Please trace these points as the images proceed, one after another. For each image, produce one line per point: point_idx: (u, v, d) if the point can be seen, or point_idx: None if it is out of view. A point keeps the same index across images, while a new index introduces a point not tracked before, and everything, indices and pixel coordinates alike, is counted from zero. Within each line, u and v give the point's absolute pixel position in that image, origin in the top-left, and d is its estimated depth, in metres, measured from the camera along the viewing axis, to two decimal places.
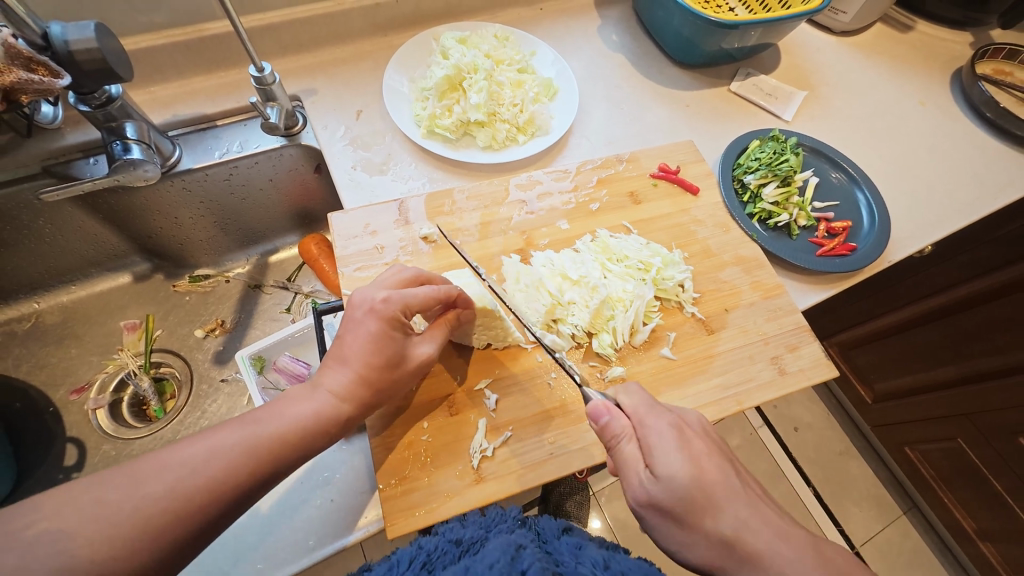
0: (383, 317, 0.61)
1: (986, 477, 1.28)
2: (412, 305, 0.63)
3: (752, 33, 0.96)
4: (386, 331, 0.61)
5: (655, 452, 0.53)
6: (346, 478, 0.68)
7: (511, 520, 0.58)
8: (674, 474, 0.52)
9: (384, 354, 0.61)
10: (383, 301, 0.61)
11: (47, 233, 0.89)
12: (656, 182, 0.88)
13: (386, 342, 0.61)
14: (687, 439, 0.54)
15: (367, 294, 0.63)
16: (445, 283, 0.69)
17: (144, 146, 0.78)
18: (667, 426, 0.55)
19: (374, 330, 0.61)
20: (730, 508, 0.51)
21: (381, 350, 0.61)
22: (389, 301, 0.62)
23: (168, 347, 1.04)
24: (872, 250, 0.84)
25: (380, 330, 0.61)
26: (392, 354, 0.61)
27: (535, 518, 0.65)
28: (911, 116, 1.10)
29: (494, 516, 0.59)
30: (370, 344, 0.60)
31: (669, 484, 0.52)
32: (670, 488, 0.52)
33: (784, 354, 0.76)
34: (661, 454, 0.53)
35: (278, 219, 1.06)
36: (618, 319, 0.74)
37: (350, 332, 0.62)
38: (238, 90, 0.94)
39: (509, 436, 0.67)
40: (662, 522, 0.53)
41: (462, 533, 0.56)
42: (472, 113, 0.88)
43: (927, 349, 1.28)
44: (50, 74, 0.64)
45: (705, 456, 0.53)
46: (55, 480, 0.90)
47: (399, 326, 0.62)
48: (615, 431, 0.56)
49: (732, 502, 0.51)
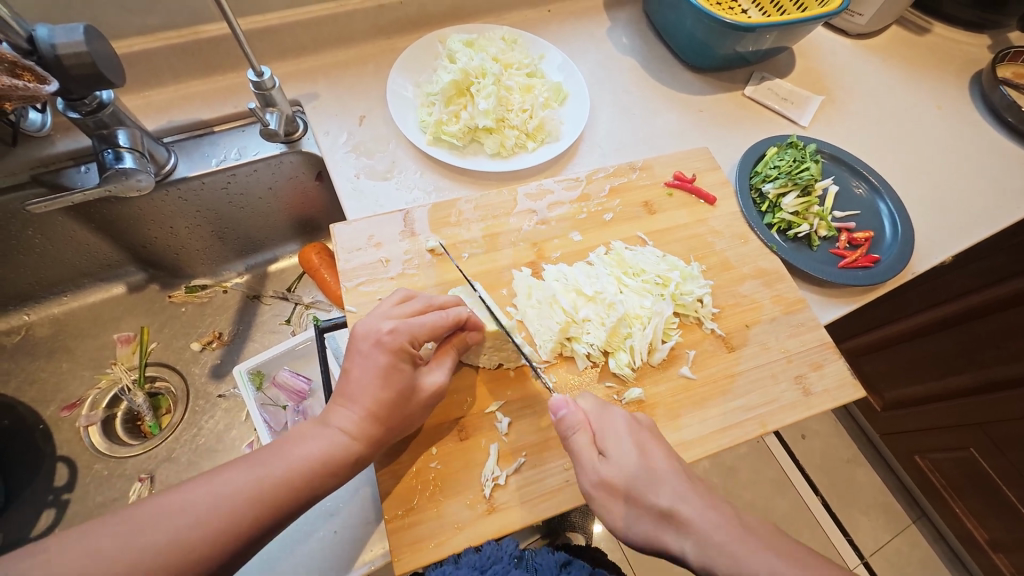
0: (389, 349, 0.58)
1: (999, 487, 1.25)
2: (419, 335, 0.60)
3: (768, 36, 0.93)
4: (394, 364, 0.58)
5: (608, 440, 0.57)
6: (351, 511, 0.65)
7: (506, 558, 0.63)
8: (625, 457, 0.55)
9: (393, 389, 0.58)
10: (390, 334, 0.59)
11: (37, 244, 0.86)
12: (671, 191, 0.85)
13: (395, 375, 0.58)
14: (636, 431, 0.57)
15: (372, 325, 0.60)
16: (455, 305, 0.66)
17: (137, 154, 0.75)
18: (619, 421, 0.58)
19: (382, 363, 0.58)
20: (677, 491, 0.53)
21: (390, 385, 0.58)
22: (396, 332, 0.59)
23: (164, 360, 1.00)
24: (895, 262, 0.81)
25: (388, 363, 0.58)
26: (402, 387, 0.58)
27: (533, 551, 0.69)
28: (931, 121, 1.06)
29: (491, 555, 0.62)
30: (378, 378, 0.57)
31: (620, 464, 0.55)
32: (620, 469, 0.55)
33: (807, 372, 0.72)
34: (613, 440, 0.57)
35: (278, 228, 1.03)
36: (635, 337, 0.71)
37: (356, 365, 0.59)
38: (236, 94, 0.91)
39: (523, 462, 0.63)
40: (614, 506, 0.54)
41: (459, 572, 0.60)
42: (480, 119, 0.85)
43: (940, 359, 1.24)
44: (36, 80, 0.60)
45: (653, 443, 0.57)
46: (45, 501, 0.87)
47: (408, 358, 0.59)
48: (572, 424, 0.58)
49: (674, 484, 0.53)
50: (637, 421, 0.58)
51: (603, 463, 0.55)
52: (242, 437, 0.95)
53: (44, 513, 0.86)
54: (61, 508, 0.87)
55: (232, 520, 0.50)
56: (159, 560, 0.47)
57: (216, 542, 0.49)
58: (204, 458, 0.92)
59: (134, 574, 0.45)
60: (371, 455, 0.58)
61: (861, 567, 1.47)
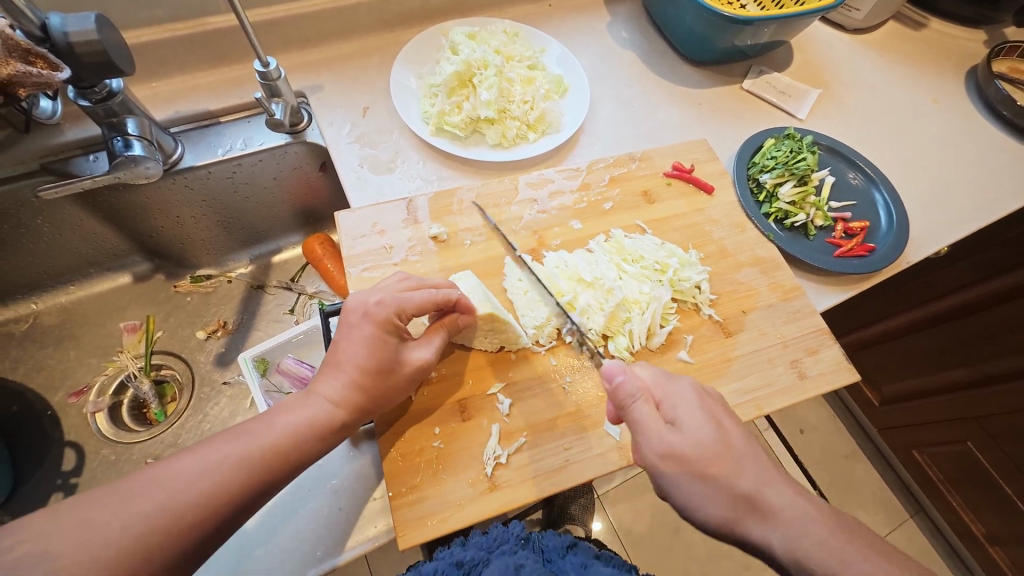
0: (376, 321, 0.60)
1: (995, 481, 1.26)
2: (406, 309, 0.61)
3: (766, 30, 0.94)
4: (381, 336, 0.60)
5: (676, 411, 0.55)
6: (354, 487, 0.66)
7: (513, 540, 0.64)
8: (698, 430, 0.54)
9: (376, 359, 0.59)
10: (377, 305, 0.61)
11: (46, 232, 0.87)
12: (669, 181, 0.86)
13: (381, 347, 0.59)
14: (706, 401, 0.56)
15: (361, 298, 0.62)
16: (446, 286, 0.67)
17: (145, 142, 0.76)
18: (688, 398, 0.56)
19: (369, 335, 0.59)
20: (749, 467, 0.53)
21: (375, 356, 0.59)
22: (383, 304, 0.61)
23: (169, 349, 1.02)
24: (891, 252, 0.83)
25: (374, 334, 0.59)
26: (386, 359, 0.60)
27: (540, 534, 0.69)
28: (926, 114, 1.08)
29: (496, 537, 0.63)
30: (364, 349, 0.59)
31: (694, 437, 0.53)
32: (694, 442, 0.53)
33: (803, 357, 0.74)
34: (684, 411, 0.55)
35: (282, 218, 1.04)
36: (634, 321, 0.72)
37: (344, 336, 0.60)
38: (242, 85, 0.92)
39: (524, 442, 0.65)
40: (683, 477, 0.52)
41: (465, 554, 0.61)
42: (482, 110, 0.86)
43: (937, 351, 1.26)
44: (48, 67, 0.62)
45: (723, 416, 0.56)
46: (53, 486, 0.88)
47: (395, 331, 0.61)
48: (630, 391, 0.56)
49: (751, 462, 0.53)
50: (702, 390, 0.58)
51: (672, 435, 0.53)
52: (247, 424, 0.96)
53: (53, 497, 0.87)
54: (69, 492, 0.88)
55: (240, 493, 0.51)
56: (171, 530, 0.48)
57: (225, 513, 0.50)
58: None
59: (145, 542, 0.47)
60: (361, 429, 0.60)
61: None
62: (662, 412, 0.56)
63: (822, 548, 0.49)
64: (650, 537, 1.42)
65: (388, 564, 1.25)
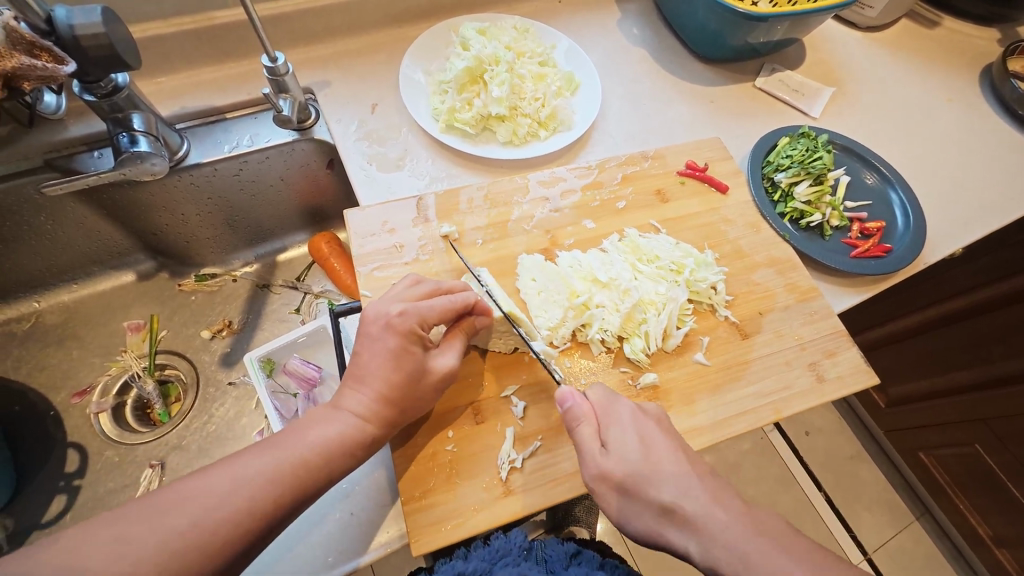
0: (399, 332, 0.58)
1: (1003, 483, 1.25)
2: (428, 317, 0.60)
3: (779, 27, 0.92)
4: (404, 347, 0.58)
5: (613, 433, 0.56)
6: (367, 491, 0.65)
7: (516, 552, 0.63)
8: (627, 451, 0.55)
9: (403, 370, 0.58)
10: (400, 316, 0.59)
11: (49, 229, 0.86)
12: (683, 180, 0.85)
13: (406, 358, 0.58)
14: (640, 425, 0.57)
15: (381, 308, 0.61)
16: (461, 290, 0.66)
17: (151, 138, 0.75)
18: (625, 416, 0.57)
19: (393, 346, 0.58)
20: (677, 486, 0.53)
21: (401, 367, 0.58)
22: (405, 315, 0.59)
23: (174, 349, 1.00)
24: (908, 252, 0.81)
25: (399, 346, 0.58)
26: (412, 370, 0.58)
27: (544, 542, 0.66)
28: (941, 113, 1.06)
29: (498, 549, 0.62)
30: (389, 361, 0.58)
31: (623, 458, 0.54)
32: (621, 463, 0.54)
33: (821, 360, 0.72)
34: (617, 433, 0.56)
35: (287, 217, 1.03)
36: (650, 323, 0.71)
37: (366, 347, 0.59)
38: (249, 81, 0.91)
39: (539, 446, 0.63)
40: (615, 497, 0.54)
41: (468, 565, 0.61)
42: (493, 107, 0.85)
43: (946, 354, 1.24)
44: (54, 60, 0.61)
45: (655, 435, 0.56)
46: (56, 487, 0.87)
47: (418, 341, 0.59)
48: (577, 414, 0.57)
49: (676, 480, 0.53)
50: (641, 411, 0.58)
51: (606, 456, 0.55)
52: (252, 425, 0.95)
53: (55, 499, 0.86)
54: (72, 494, 0.87)
55: (251, 498, 0.50)
56: (181, 536, 0.47)
57: (238, 518, 0.49)
58: (214, 446, 0.92)
59: (154, 550, 0.45)
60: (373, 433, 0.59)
61: (864, 562, 1.48)
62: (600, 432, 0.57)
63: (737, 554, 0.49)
64: None
65: (393, 567, 1.24)
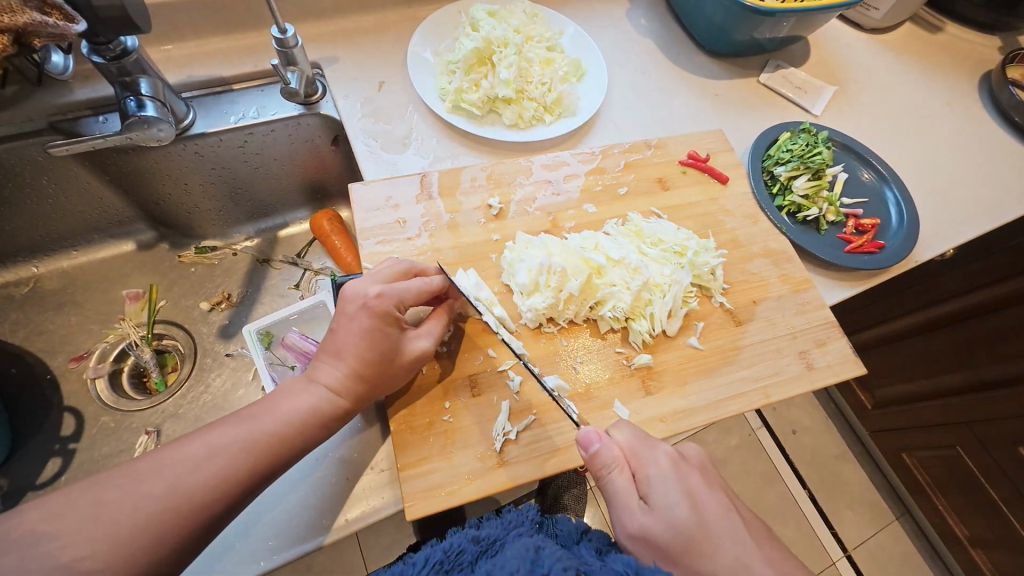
0: (376, 313, 0.59)
1: (982, 485, 1.27)
2: (404, 300, 0.61)
3: (785, 23, 0.93)
4: (380, 327, 0.59)
5: (650, 475, 0.55)
6: (363, 458, 0.66)
7: (528, 523, 0.61)
8: (673, 506, 0.53)
9: (376, 350, 0.59)
10: (377, 297, 0.60)
11: (50, 193, 0.86)
12: (685, 170, 0.86)
13: (381, 337, 0.59)
14: (680, 471, 0.56)
15: (360, 288, 0.61)
16: (436, 273, 0.68)
17: (158, 103, 0.75)
18: (666, 458, 0.56)
19: (367, 325, 0.59)
20: (723, 546, 0.51)
21: (374, 346, 0.59)
22: (382, 297, 0.60)
23: (173, 318, 1.01)
24: (901, 249, 0.83)
25: (374, 326, 0.59)
26: (386, 350, 0.59)
27: (553, 519, 0.64)
28: (939, 117, 1.08)
29: (511, 519, 0.61)
30: (364, 339, 0.59)
31: (668, 514, 0.53)
32: (665, 519, 0.53)
33: (811, 348, 0.74)
34: (658, 483, 0.55)
35: (289, 191, 1.03)
36: (655, 305, 0.73)
37: (342, 325, 0.60)
38: (258, 52, 0.91)
39: (534, 419, 0.65)
40: (655, 559, 0.52)
41: (481, 532, 0.59)
42: (500, 89, 0.85)
43: (934, 355, 1.27)
44: (65, 18, 0.61)
45: (702, 491, 0.55)
46: (51, 450, 0.87)
47: (394, 322, 0.60)
48: (606, 460, 0.56)
49: (719, 533, 0.52)
50: (679, 459, 0.57)
51: (649, 506, 0.54)
52: (248, 398, 0.95)
53: (50, 462, 0.86)
54: (67, 458, 0.87)
55: None
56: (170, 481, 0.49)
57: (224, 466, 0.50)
58: (210, 416, 0.93)
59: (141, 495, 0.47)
60: (363, 400, 0.60)
61: (842, 558, 1.50)
62: (638, 483, 0.56)
63: None
64: None
65: (382, 547, 1.26)
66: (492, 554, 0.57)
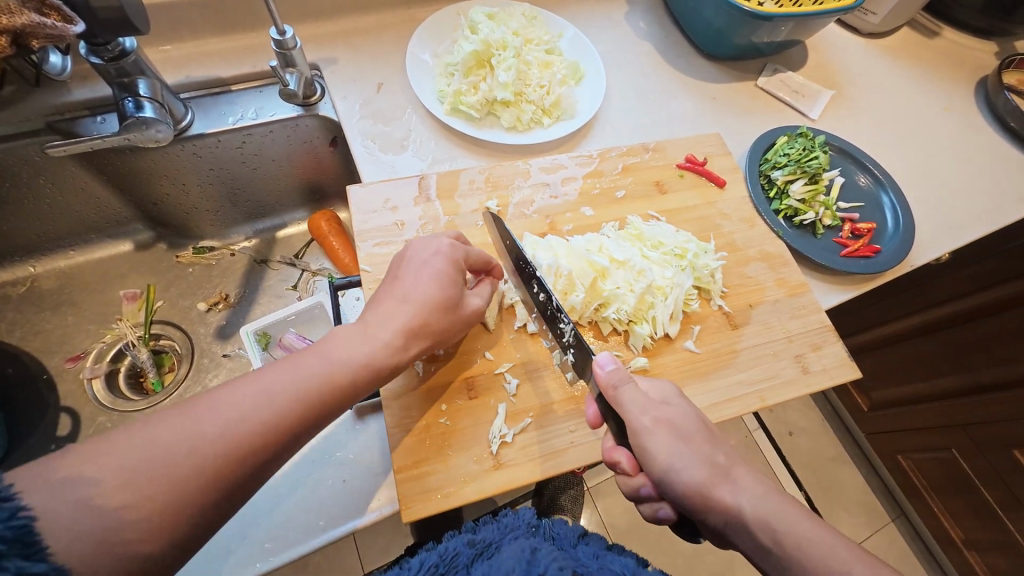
0: (452, 259, 0.62)
1: (977, 488, 1.28)
2: (473, 258, 0.65)
3: (783, 28, 0.93)
4: (452, 272, 0.62)
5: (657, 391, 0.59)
6: (359, 459, 0.66)
7: (525, 527, 0.60)
8: (680, 411, 0.57)
9: (449, 295, 0.61)
10: (451, 248, 0.63)
11: (48, 193, 0.86)
12: (682, 173, 0.86)
13: (453, 285, 0.62)
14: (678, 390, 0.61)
15: (431, 243, 0.64)
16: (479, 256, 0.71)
17: (156, 104, 0.75)
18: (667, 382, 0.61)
19: (442, 270, 0.61)
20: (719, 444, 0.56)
21: (446, 291, 0.60)
22: (456, 249, 0.64)
23: (170, 318, 1.00)
24: (897, 253, 0.83)
25: (448, 272, 0.61)
26: (456, 297, 0.61)
27: (552, 522, 0.64)
28: (936, 121, 1.09)
29: (508, 523, 0.60)
30: (437, 282, 0.60)
31: (677, 414, 0.57)
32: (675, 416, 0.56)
33: (807, 352, 0.74)
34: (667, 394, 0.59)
35: (287, 192, 1.03)
36: (658, 308, 0.73)
37: (410, 272, 0.61)
38: (256, 53, 0.91)
39: (529, 423, 0.65)
40: (668, 442, 0.54)
41: (477, 535, 0.59)
42: (499, 91, 0.86)
43: (930, 358, 1.27)
44: (63, 20, 0.61)
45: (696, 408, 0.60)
46: (47, 450, 0.87)
47: (461, 274, 0.63)
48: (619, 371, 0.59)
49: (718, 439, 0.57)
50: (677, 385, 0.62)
51: (662, 408, 0.57)
52: None
53: None
54: None
55: None
56: None
57: None
58: None
59: None
60: None
61: None
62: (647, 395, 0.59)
63: (793, 518, 0.49)
64: (637, 531, 1.42)
65: (378, 547, 1.26)
66: (488, 557, 0.57)
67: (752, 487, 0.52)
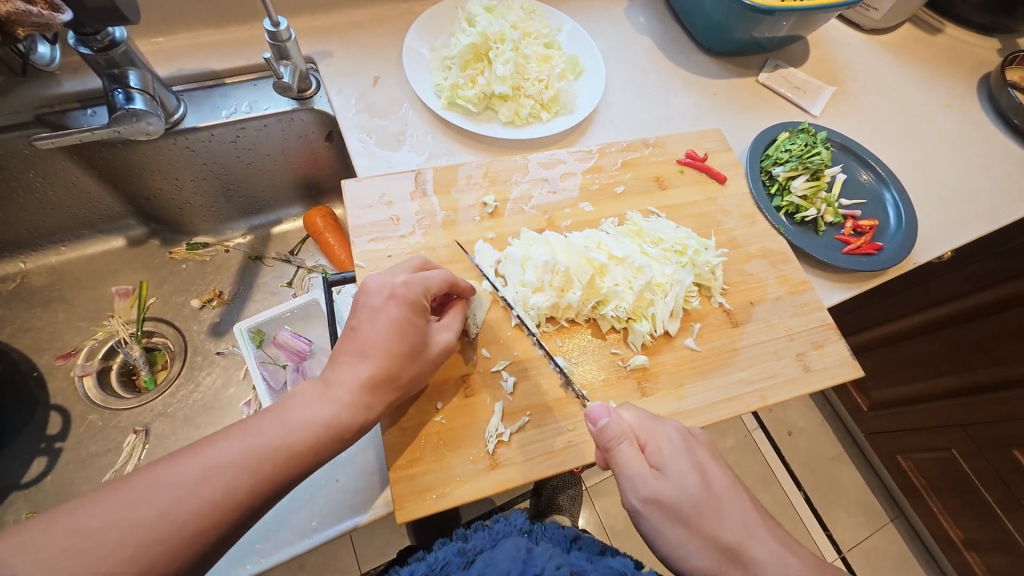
0: (405, 300, 0.59)
1: (977, 488, 1.27)
2: (430, 289, 0.61)
3: (785, 22, 0.92)
4: (408, 317, 0.58)
5: (660, 451, 0.54)
6: (353, 459, 0.65)
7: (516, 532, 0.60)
8: (684, 478, 0.52)
9: (407, 342, 0.58)
10: (404, 285, 0.60)
11: (38, 187, 0.84)
12: (682, 169, 0.85)
13: (410, 329, 0.58)
14: (688, 443, 0.55)
15: (383, 281, 0.60)
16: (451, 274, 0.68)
17: (147, 96, 0.73)
18: (675, 433, 0.55)
19: (397, 316, 0.58)
20: (730, 514, 0.51)
21: (404, 338, 0.58)
22: (410, 284, 0.60)
23: (163, 315, 0.99)
24: (899, 251, 0.82)
25: (404, 316, 0.58)
26: (415, 342, 0.58)
27: (543, 527, 0.64)
28: (938, 118, 1.07)
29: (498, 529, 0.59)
30: (392, 330, 0.57)
31: (680, 485, 0.51)
32: (676, 485, 0.51)
33: (808, 351, 0.73)
34: (669, 455, 0.53)
35: (282, 188, 1.01)
36: (658, 305, 0.72)
37: (365, 319, 0.58)
38: (250, 46, 0.90)
39: (527, 421, 0.64)
40: (666, 524, 0.50)
41: (467, 544, 0.58)
42: (496, 85, 0.84)
43: (931, 358, 1.26)
44: (50, 8, 0.59)
45: (709, 463, 0.54)
46: (36, 449, 0.85)
47: (421, 312, 0.60)
48: (615, 433, 0.54)
49: (732, 507, 0.51)
50: (688, 434, 0.56)
51: (660, 479, 0.52)
52: (239, 397, 0.94)
53: (35, 461, 0.85)
54: (53, 457, 0.85)
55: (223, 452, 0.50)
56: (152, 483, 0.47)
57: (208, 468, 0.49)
58: (200, 415, 0.91)
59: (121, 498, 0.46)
60: None
61: (837, 560, 1.50)
62: (648, 456, 0.54)
63: None
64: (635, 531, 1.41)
65: (374, 547, 1.25)
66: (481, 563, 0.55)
67: (765, 566, 0.48)
